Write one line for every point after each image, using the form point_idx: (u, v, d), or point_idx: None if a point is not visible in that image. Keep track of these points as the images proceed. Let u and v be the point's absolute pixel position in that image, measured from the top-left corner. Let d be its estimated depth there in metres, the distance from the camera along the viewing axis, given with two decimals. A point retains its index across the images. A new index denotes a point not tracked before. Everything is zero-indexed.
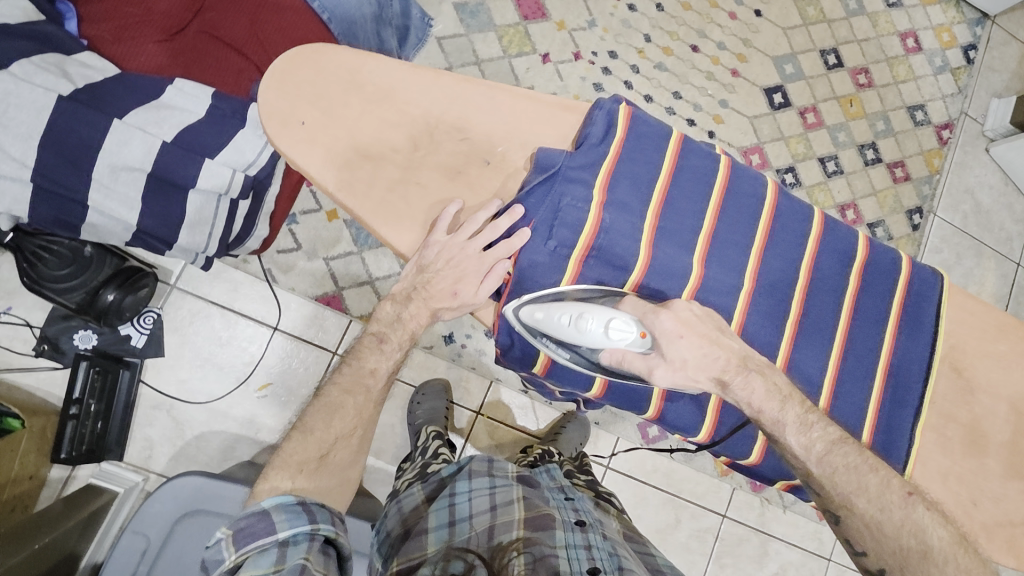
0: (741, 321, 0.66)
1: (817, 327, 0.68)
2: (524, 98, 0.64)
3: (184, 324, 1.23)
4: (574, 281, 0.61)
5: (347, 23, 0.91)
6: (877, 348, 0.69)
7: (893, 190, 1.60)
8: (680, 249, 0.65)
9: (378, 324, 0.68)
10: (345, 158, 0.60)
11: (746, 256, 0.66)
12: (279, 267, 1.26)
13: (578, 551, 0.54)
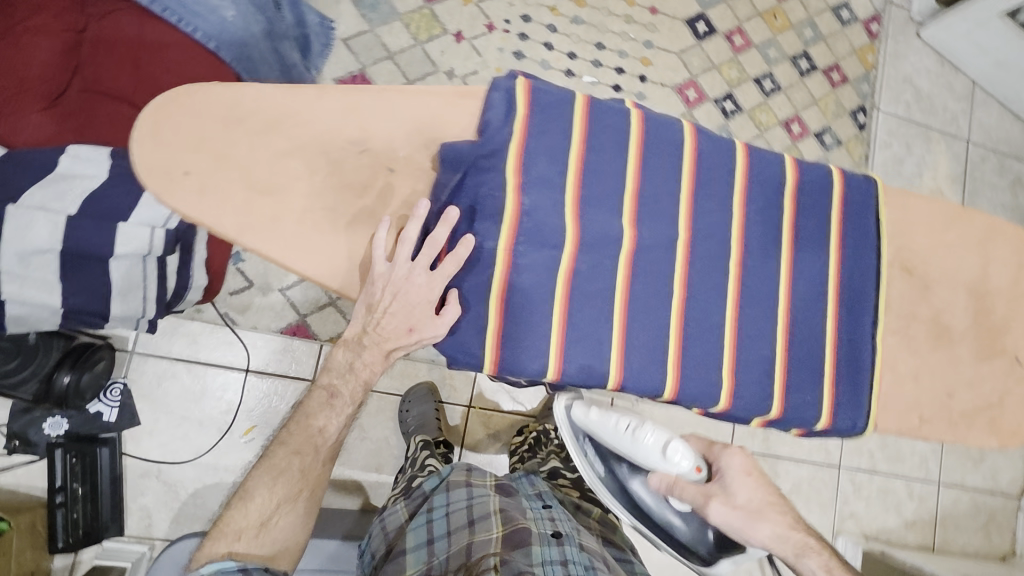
0: (686, 272, 0.65)
1: (762, 260, 0.67)
2: (419, 94, 0.59)
3: (153, 388, 1.20)
4: (508, 273, 0.58)
5: (236, 49, 0.80)
6: (825, 267, 0.69)
7: (833, 95, 1.60)
8: (609, 215, 0.63)
9: (328, 373, 0.67)
10: (243, 199, 0.54)
11: (676, 206, 0.65)
12: (235, 309, 1.24)
13: (554, 568, 0.55)
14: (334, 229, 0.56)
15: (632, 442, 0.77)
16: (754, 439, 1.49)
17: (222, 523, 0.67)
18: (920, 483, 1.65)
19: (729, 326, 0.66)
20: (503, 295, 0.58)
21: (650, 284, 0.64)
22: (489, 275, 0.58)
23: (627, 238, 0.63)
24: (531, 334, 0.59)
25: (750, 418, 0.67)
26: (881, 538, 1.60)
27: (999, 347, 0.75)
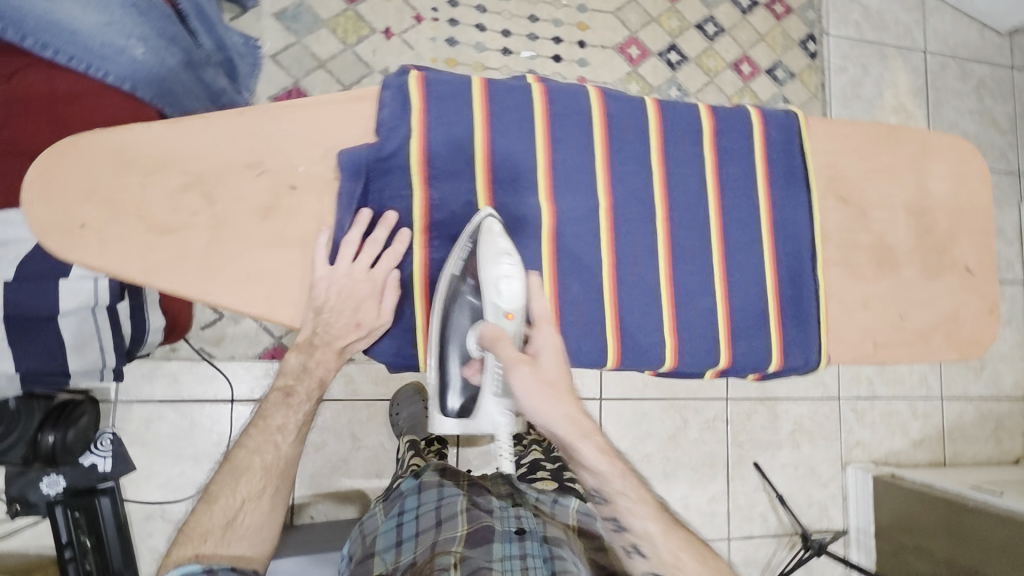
0: (612, 238, 0.64)
1: (689, 212, 0.67)
2: (310, 107, 0.58)
3: (143, 432, 1.23)
4: (426, 269, 0.59)
5: (157, 85, 0.69)
6: (755, 210, 0.68)
7: (780, 28, 1.56)
8: (524, 194, 0.62)
9: (283, 376, 0.60)
10: (146, 242, 0.54)
11: (592, 174, 0.64)
12: (209, 342, 1.26)
13: (512, 564, 0.57)
14: (244, 257, 0.56)
15: (486, 253, 0.57)
16: (748, 385, 1.49)
17: (187, 526, 0.59)
18: (923, 400, 1.59)
19: (663, 285, 0.65)
20: (426, 292, 0.59)
21: (577, 257, 0.63)
22: (408, 274, 0.59)
23: (546, 214, 0.63)
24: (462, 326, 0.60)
25: (700, 371, 0.67)
26: (892, 462, 1.55)
27: (946, 262, 0.74)
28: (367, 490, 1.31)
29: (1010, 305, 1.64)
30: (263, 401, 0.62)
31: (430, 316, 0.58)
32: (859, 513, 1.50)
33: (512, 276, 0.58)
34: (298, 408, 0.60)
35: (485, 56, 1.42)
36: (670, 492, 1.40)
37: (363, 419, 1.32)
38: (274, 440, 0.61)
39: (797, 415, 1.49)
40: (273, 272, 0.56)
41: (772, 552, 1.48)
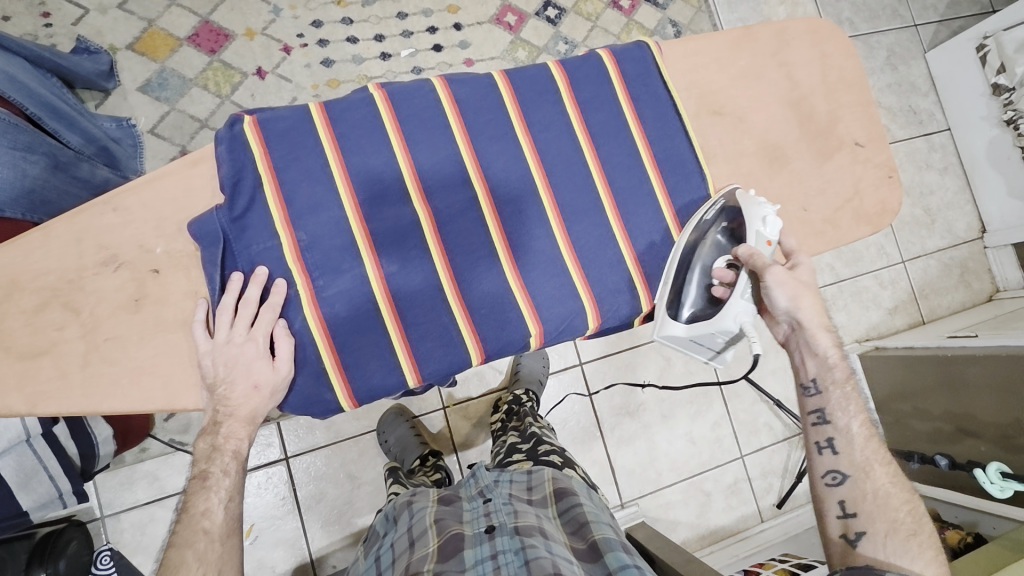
0: (500, 220, 0.63)
1: (568, 170, 0.66)
2: (149, 184, 0.56)
3: (140, 540, 1.20)
4: (318, 310, 0.57)
5: (26, 195, 0.68)
6: (634, 149, 0.68)
7: None
8: (396, 205, 0.61)
9: (197, 463, 0.58)
10: (22, 372, 0.53)
11: (461, 164, 0.63)
12: (178, 430, 1.24)
13: (485, 565, 0.65)
14: (126, 357, 0.54)
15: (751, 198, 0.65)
16: None
17: None
18: (886, 269, 1.59)
19: (565, 252, 0.64)
20: (326, 333, 0.58)
21: (469, 250, 0.62)
22: (300, 321, 0.57)
23: (423, 216, 0.61)
24: (373, 354, 0.58)
25: (627, 321, 0.67)
26: (874, 338, 1.57)
27: (836, 141, 0.74)
28: None
29: (943, 154, 1.65)
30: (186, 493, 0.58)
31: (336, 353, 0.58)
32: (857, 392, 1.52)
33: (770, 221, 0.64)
34: (219, 486, 0.57)
35: (366, 67, 1.32)
36: (673, 431, 1.40)
37: (354, 458, 1.30)
38: (203, 528, 0.55)
39: None
40: (161, 361, 0.55)
41: (787, 456, 1.47)
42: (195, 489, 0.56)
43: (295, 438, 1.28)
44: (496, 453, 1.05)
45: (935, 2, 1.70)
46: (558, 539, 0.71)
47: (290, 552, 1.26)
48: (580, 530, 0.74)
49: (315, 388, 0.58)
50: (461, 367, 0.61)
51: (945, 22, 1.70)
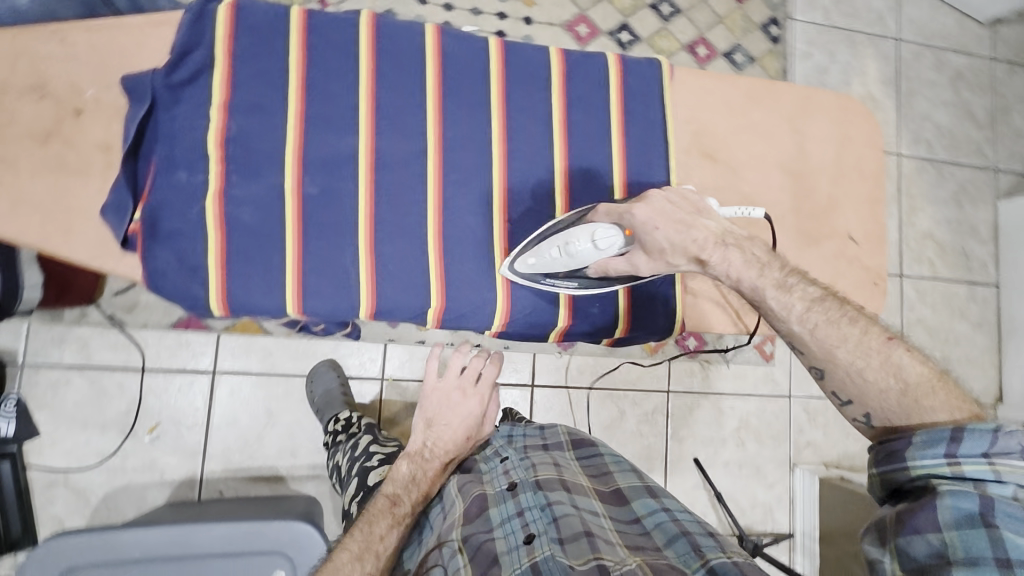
0: (436, 174, 0.69)
1: (488, 149, 0.70)
2: (96, 44, 0.75)
3: (50, 398, 1.22)
4: (219, 203, 0.64)
5: None
6: (603, 149, 0.72)
7: (739, 10, 1.58)
8: (337, 130, 0.67)
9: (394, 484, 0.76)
10: None
11: (413, 112, 0.69)
12: (122, 309, 1.25)
13: (512, 524, 0.64)
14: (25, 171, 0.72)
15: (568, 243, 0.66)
16: (692, 379, 1.46)
17: None
18: None
19: (454, 225, 0.69)
20: (219, 222, 0.64)
21: (393, 196, 0.68)
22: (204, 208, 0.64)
23: (363, 155, 0.68)
24: (260, 263, 0.64)
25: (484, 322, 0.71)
26: (844, 467, 1.49)
27: (829, 220, 0.76)
28: (278, 470, 1.30)
29: (982, 308, 1.55)
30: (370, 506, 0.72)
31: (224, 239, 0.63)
32: (805, 516, 1.43)
33: (587, 242, 0.66)
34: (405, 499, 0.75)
35: None
36: None
37: (278, 396, 1.31)
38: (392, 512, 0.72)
39: (744, 411, 1.44)
40: (57, 182, 0.73)
41: None
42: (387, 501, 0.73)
43: (229, 356, 1.29)
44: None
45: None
46: (582, 486, 0.70)
47: (185, 462, 1.27)
48: (603, 476, 0.75)
49: (180, 265, 0.62)
50: (337, 303, 0.66)
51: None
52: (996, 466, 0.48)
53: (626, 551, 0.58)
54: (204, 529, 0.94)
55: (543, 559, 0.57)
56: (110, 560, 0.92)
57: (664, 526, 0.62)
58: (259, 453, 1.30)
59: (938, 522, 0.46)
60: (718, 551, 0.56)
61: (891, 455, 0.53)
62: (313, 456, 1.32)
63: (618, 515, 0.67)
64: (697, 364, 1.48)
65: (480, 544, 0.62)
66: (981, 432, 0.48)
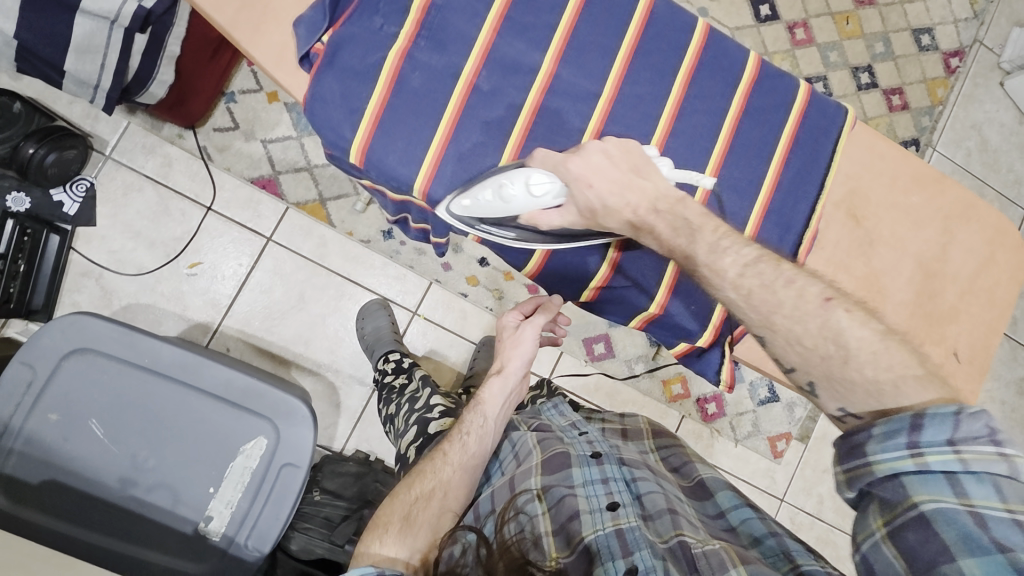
0: (604, 116, 0.82)
1: (639, 111, 0.83)
2: None
3: (118, 197, 1.25)
4: (398, 58, 0.76)
5: None
6: (769, 160, 0.86)
7: (888, 118, 1.61)
8: (524, 40, 0.79)
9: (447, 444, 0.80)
10: None
11: (601, 55, 0.81)
12: (215, 146, 1.28)
13: (596, 487, 0.73)
14: None
15: (498, 189, 0.76)
16: (697, 442, 1.48)
17: (375, 530, 0.72)
18: None
19: None
20: (390, 77, 0.76)
21: (551, 124, 0.80)
22: (383, 60, 0.76)
23: (541, 77, 0.80)
24: (412, 127, 0.77)
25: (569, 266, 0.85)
26: None
27: (947, 318, 0.89)
28: (288, 353, 1.31)
29: None
30: (424, 462, 0.79)
31: (387, 92, 0.76)
32: None
33: (522, 189, 0.76)
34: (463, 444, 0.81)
35: None
36: None
37: (316, 285, 1.33)
38: (445, 458, 0.78)
39: None
40: None
41: None
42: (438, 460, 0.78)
43: (289, 230, 1.31)
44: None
45: None
46: (667, 475, 0.81)
47: (208, 309, 1.29)
48: (685, 467, 0.86)
49: (340, 98, 0.76)
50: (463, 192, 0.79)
51: None
52: (960, 454, 0.56)
53: (706, 535, 0.68)
54: (213, 367, 0.95)
55: (628, 528, 0.67)
56: (123, 357, 0.93)
57: (749, 522, 0.73)
58: (276, 329, 1.31)
59: (946, 546, 0.55)
60: (808, 558, 0.65)
61: (856, 453, 0.62)
62: (324, 353, 1.33)
63: (701, 508, 0.78)
64: (708, 431, 1.49)
65: (561, 498, 0.72)
66: (942, 417, 0.58)
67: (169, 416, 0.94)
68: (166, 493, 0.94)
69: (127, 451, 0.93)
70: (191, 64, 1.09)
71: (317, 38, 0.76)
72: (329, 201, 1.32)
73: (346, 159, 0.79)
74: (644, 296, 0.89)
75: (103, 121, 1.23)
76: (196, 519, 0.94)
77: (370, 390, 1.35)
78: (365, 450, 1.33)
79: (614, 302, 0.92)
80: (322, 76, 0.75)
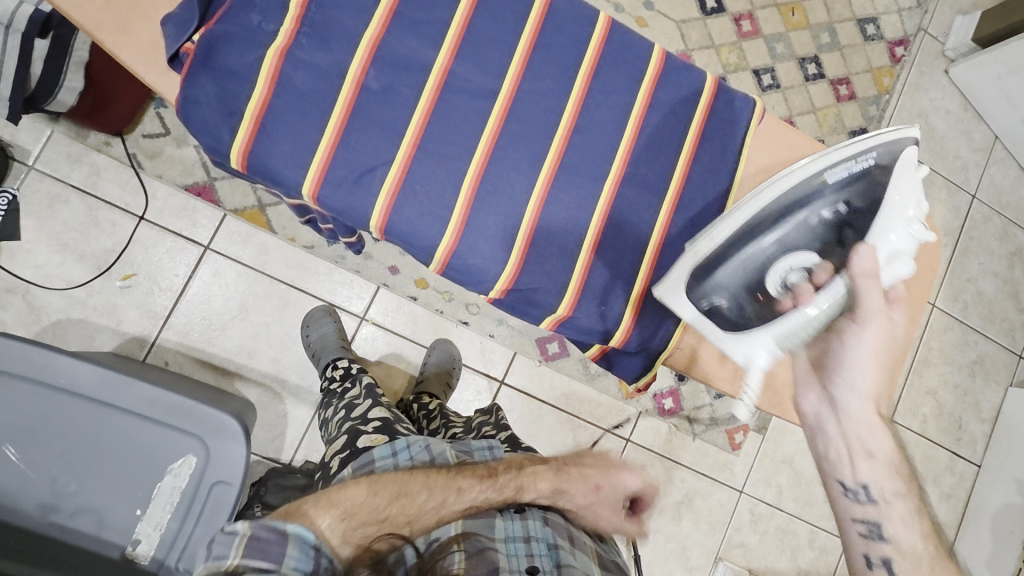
0: (503, 113, 0.80)
1: (541, 109, 0.81)
2: None
3: (43, 208, 1.20)
4: (278, 55, 0.73)
5: None
6: (677, 154, 0.86)
7: (835, 108, 1.62)
8: (413, 35, 0.78)
9: (470, 480, 0.76)
10: None
11: (496, 50, 0.80)
12: (145, 152, 1.24)
13: (517, 547, 0.74)
14: None
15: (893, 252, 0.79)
16: (655, 438, 1.47)
17: (337, 498, 0.69)
18: (824, 533, 1.58)
19: (486, 161, 0.80)
20: (270, 75, 0.73)
21: (449, 121, 0.78)
22: (262, 59, 0.73)
23: (435, 74, 0.78)
24: (298, 129, 0.74)
25: (475, 267, 0.81)
26: None
27: None
28: (230, 365, 1.27)
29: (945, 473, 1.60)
30: (431, 479, 0.75)
31: (268, 93, 0.73)
32: None
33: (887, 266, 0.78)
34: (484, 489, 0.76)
35: None
36: None
37: (258, 295, 1.29)
38: (455, 488, 0.75)
39: (691, 487, 1.49)
40: None
41: None
42: (446, 489, 0.74)
43: (227, 238, 1.27)
44: (434, 433, 1.11)
45: (1015, 332, 1.75)
46: (585, 542, 0.80)
47: (144, 322, 1.25)
48: (599, 540, 0.86)
49: (218, 100, 0.73)
50: (362, 195, 0.77)
51: (1018, 373, 1.74)
52: None
53: None
54: (134, 385, 0.92)
55: None
56: (35, 378, 0.89)
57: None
58: (218, 340, 1.27)
59: None
60: None
61: None
62: (268, 363, 1.29)
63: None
64: (665, 426, 1.48)
65: (482, 549, 0.71)
66: None
67: (91, 436, 0.91)
68: (90, 517, 0.90)
69: (46, 475, 0.89)
70: (112, 70, 1.05)
71: (187, 37, 0.73)
72: (268, 207, 1.29)
73: (229, 165, 0.77)
74: (553, 298, 0.84)
75: (24, 130, 1.18)
76: (123, 543, 0.91)
77: (319, 399, 1.32)
78: (314, 461, 1.30)
79: (534, 305, 0.85)
80: (195, 75, 0.72)
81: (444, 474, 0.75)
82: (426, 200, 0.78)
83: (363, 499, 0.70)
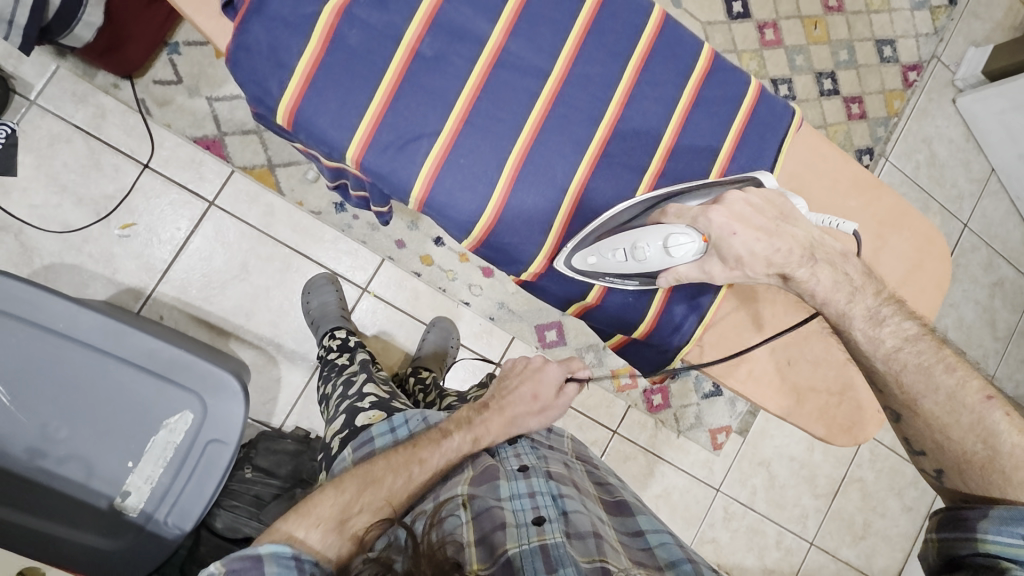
0: (552, 95, 0.80)
1: (591, 95, 0.81)
2: None
3: (44, 147, 1.16)
4: (334, 13, 0.72)
5: None
6: (716, 152, 0.86)
7: (846, 125, 1.64)
8: (470, 6, 0.77)
9: (424, 449, 0.78)
10: None
11: (552, 29, 0.80)
12: (154, 100, 1.20)
13: (523, 502, 0.73)
14: None
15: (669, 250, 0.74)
16: (640, 432, 1.50)
17: (305, 509, 0.69)
18: (792, 535, 1.63)
19: (531, 142, 0.79)
20: (325, 31, 0.72)
21: (498, 96, 0.78)
22: (318, 14, 0.72)
23: (488, 49, 0.78)
24: (347, 89, 0.74)
25: (508, 246, 0.82)
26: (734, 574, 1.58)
27: None
28: (227, 324, 1.26)
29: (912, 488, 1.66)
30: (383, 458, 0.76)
31: (321, 50, 0.72)
32: None
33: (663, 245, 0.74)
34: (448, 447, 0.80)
35: None
36: None
37: (260, 256, 1.27)
38: (416, 462, 0.77)
39: (671, 482, 1.52)
40: None
41: None
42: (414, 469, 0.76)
43: (233, 195, 1.25)
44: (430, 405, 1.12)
45: (989, 359, 1.81)
46: (592, 493, 0.81)
47: (139, 273, 1.22)
48: (606, 485, 0.87)
49: (269, 51, 0.72)
50: (405, 162, 0.76)
51: None
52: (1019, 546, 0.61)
53: (628, 562, 0.68)
54: (135, 335, 0.90)
55: (554, 543, 0.66)
56: (30, 319, 0.86)
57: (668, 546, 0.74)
58: (215, 299, 1.25)
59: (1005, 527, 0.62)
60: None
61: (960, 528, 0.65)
62: (265, 326, 1.28)
63: (621, 526, 0.78)
64: (652, 421, 1.51)
65: (486, 509, 0.71)
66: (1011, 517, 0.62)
67: (86, 383, 0.89)
68: (78, 464, 0.88)
69: (36, 420, 0.87)
70: (132, 9, 1.03)
71: None
72: (277, 167, 1.26)
73: (272, 117, 0.76)
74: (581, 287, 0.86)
75: (28, 63, 1.14)
76: (111, 494, 0.90)
77: (315, 365, 1.31)
78: (305, 427, 1.30)
79: (565, 286, 0.87)
80: (249, 21, 0.71)
81: (405, 444, 0.78)
82: (468, 174, 0.78)
83: (328, 502, 0.71)
